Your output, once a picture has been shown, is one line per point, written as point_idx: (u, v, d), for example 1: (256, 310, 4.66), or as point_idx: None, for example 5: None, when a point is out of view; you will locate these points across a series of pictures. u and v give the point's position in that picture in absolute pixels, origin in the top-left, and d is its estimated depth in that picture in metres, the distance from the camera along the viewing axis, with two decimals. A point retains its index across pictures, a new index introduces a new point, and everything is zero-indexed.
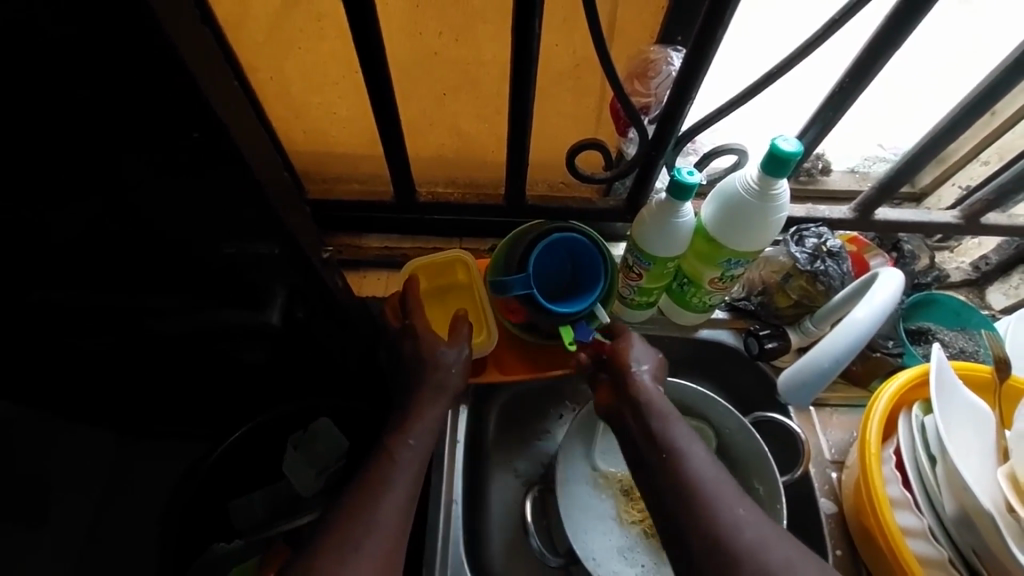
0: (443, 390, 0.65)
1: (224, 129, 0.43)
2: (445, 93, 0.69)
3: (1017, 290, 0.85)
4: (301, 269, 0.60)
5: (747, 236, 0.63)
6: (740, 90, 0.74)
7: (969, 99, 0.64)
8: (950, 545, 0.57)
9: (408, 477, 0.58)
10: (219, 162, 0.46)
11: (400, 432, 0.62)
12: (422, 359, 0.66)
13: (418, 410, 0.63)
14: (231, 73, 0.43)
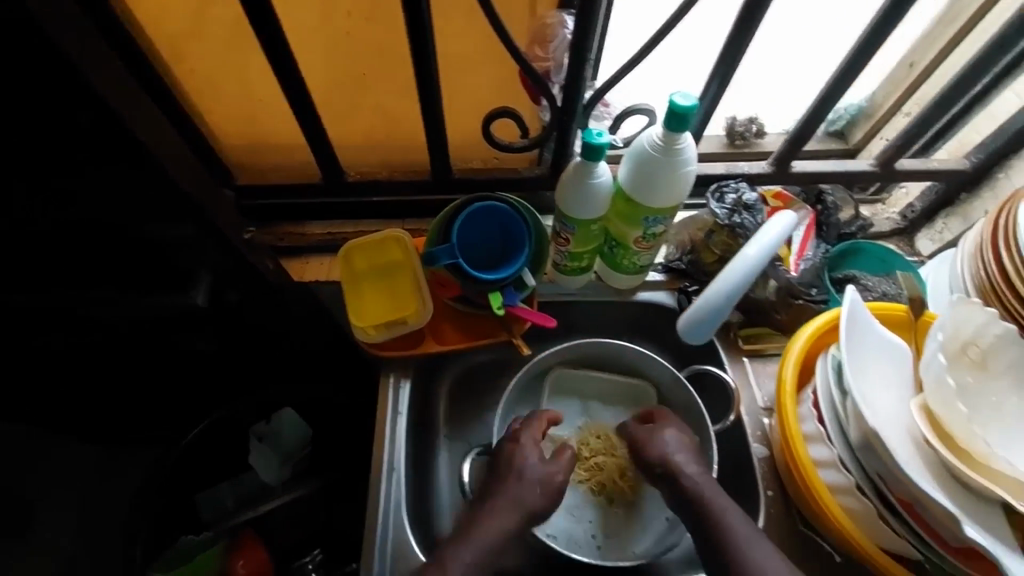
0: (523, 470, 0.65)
1: (107, 108, 0.43)
2: (365, 73, 0.70)
3: (942, 234, 0.87)
4: (225, 247, 0.61)
5: (657, 191, 0.65)
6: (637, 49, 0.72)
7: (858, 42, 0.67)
8: (861, 474, 0.59)
9: (498, 533, 0.60)
10: (114, 146, 0.47)
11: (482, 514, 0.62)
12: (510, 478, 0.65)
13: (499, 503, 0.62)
14: (112, 53, 0.44)
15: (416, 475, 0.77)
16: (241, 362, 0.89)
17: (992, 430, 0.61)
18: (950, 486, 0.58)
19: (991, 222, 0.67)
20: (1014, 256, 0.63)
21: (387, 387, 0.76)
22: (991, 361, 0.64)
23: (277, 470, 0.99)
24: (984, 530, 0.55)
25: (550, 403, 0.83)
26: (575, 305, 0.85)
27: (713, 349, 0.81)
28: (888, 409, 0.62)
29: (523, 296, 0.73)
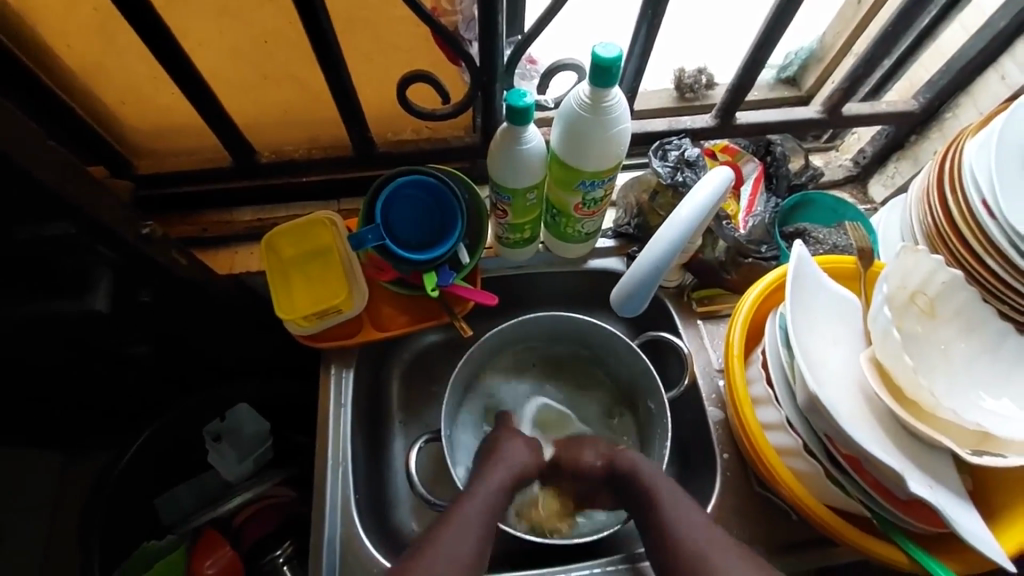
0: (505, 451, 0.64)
1: None
2: (266, 39, 0.63)
3: (893, 179, 0.85)
4: (116, 244, 0.58)
5: (589, 153, 0.60)
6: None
7: None
8: (809, 435, 0.58)
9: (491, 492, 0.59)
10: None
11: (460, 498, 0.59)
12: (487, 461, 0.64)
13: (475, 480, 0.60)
14: None
15: (368, 465, 0.74)
16: (179, 364, 0.84)
17: (938, 379, 0.60)
18: (900, 439, 0.57)
19: (938, 163, 0.65)
20: (959, 197, 0.61)
21: (328, 378, 0.72)
22: (939, 308, 0.62)
23: (236, 468, 0.92)
24: (932, 482, 0.55)
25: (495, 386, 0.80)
26: (525, 278, 0.81)
27: (667, 314, 0.78)
28: (837, 366, 0.60)
29: (461, 276, 0.70)
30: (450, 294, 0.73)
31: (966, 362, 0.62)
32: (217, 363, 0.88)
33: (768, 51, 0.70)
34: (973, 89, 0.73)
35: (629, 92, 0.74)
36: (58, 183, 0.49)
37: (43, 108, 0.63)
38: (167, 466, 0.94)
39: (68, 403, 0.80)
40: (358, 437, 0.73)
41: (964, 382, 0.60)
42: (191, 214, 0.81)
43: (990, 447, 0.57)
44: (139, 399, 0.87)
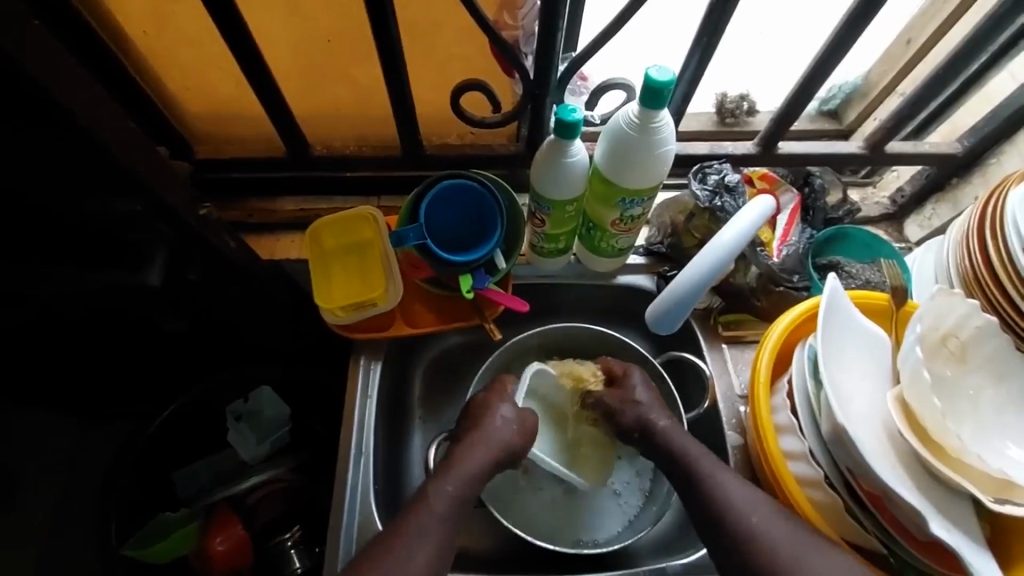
0: (481, 443, 0.63)
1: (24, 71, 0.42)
2: (330, 39, 0.66)
3: (931, 221, 0.85)
4: (174, 222, 0.61)
5: (634, 171, 0.62)
6: (611, 18, 0.67)
7: (850, 12, 0.63)
8: (830, 466, 0.58)
9: (478, 462, 0.61)
10: (31, 108, 0.45)
11: (435, 479, 0.60)
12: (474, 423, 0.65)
13: (454, 458, 0.61)
14: (26, 9, 0.42)
15: (387, 457, 0.76)
16: (211, 343, 0.87)
17: (965, 423, 0.60)
18: (921, 479, 0.57)
19: (980, 207, 0.65)
20: (1000, 245, 0.61)
21: (356, 368, 0.74)
22: (970, 353, 0.62)
23: (255, 449, 0.92)
24: (952, 526, 0.55)
25: None
26: (553, 288, 0.82)
27: (692, 335, 0.79)
28: (863, 401, 0.60)
29: (495, 280, 0.71)
30: (482, 297, 0.74)
31: (994, 409, 0.61)
32: (247, 346, 0.91)
33: (818, 83, 0.71)
34: (1020, 136, 0.73)
35: (675, 115, 0.75)
36: (131, 159, 0.52)
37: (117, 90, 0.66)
38: (189, 441, 0.96)
39: (106, 369, 0.83)
40: (380, 427, 0.74)
41: (990, 428, 0.60)
42: (240, 199, 0.85)
43: (1013, 497, 0.56)
44: (170, 372, 0.90)
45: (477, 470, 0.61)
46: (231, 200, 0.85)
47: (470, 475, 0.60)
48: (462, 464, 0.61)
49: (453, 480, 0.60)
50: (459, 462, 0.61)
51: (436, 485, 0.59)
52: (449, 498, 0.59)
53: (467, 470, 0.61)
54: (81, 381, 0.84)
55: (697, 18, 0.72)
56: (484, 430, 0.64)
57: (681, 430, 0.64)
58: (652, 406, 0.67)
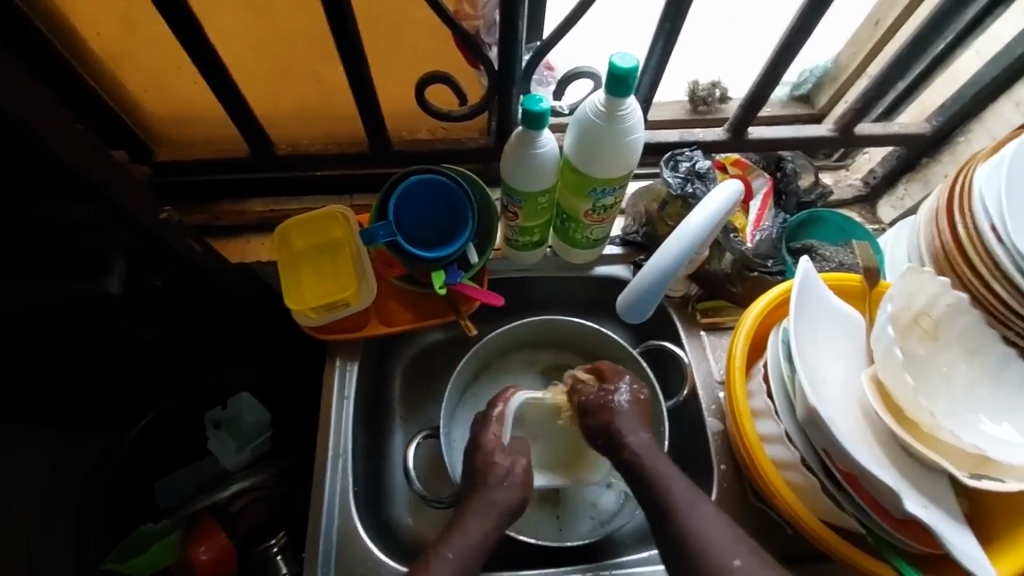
0: (486, 509, 0.60)
1: None
2: (290, 35, 0.64)
3: (903, 201, 0.85)
4: (134, 228, 0.59)
5: (603, 160, 0.61)
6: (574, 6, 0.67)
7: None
8: (807, 449, 0.58)
9: (478, 526, 0.59)
10: None
11: (439, 543, 0.58)
12: (478, 470, 0.63)
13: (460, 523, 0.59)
14: None
15: (367, 458, 0.75)
16: (184, 350, 0.85)
17: (938, 399, 0.60)
18: (896, 457, 0.57)
19: (948, 186, 0.65)
20: (968, 222, 0.61)
21: (332, 371, 0.73)
22: (943, 331, 0.62)
23: (235, 456, 0.90)
24: (928, 503, 0.55)
25: (487, 384, 0.80)
26: (530, 281, 0.81)
27: (670, 324, 0.79)
28: (838, 382, 0.60)
29: (469, 275, 0.71)
30: (457, 293, 0.73)
31: (967, 385, 0.62)
32: (223, 351, 0.89)
33: (784, 67, 0.71)
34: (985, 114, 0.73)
35: (643, 103, 0.75)
36: (84, 164, 0.51)
37: (71, 93, 0.64)
38: (168, 451, 0.94)
39: (77, 381, 0.81)
40: (359, 429, 0.73)
41: (964, 404, 0.61)
42: (207, 203, 0.83)
43: (988, 471, 0.57)
44: (143, 383, 0.88)
45: (479, 531, 0.58)
46: (198, 204, 0.83)
47: (471, 537, 0.58)
48: (463, 533, 0.58)
49: (455, 543, 0.57)
50: (460, 528, 0.58)
51: (438, 550, 0.57)
52: (449, 567, 0.56)
53: (467, 539, 0.58)
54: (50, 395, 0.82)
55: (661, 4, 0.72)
56: (477, 498, 0.61)
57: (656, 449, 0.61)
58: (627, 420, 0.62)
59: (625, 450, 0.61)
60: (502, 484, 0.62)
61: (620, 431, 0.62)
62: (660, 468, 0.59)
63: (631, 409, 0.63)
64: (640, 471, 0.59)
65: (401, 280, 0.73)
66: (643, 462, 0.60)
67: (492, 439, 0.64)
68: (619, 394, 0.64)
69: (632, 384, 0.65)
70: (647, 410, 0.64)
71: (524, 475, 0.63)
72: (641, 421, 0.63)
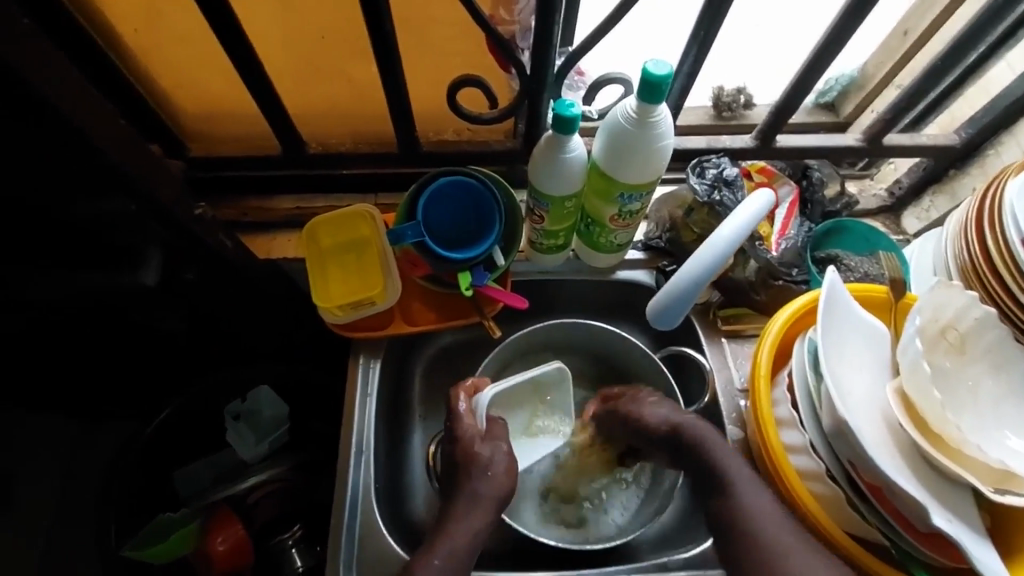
0: (478, 502, 0.62)
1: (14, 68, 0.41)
2: (324, 35, 0.65)
3: (929, 213, 0.85)
4: (168, 222, 0.60)
5: (632, 166, 0.61)
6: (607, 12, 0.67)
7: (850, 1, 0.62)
8: (832, 460, 0.58)
9: (471, 523, 0.60)
10: (24, 107, 0.44)
11: (426, 550, 0.59)
12: (465, 466, 0.63)
13: (449, 525, 0.60)
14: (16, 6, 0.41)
15: (388, 455, 0.75)
16: (208, 343, 0.86)
17: (964, 413, 0.60)
18: (921, 470, 0.57)
19: (978, 200, 0.65)
20: (998, 235, 0.60)
21: (356, 368, 0.74)
22: (969, 345, 0.62)
23: (254, 448, 0.91)
24: (952, 516, 0.55)
25: None
26: (552, 283, 0.82)
27: (692, 330, 0.79)
28: (863, 394, 0.60)
29: (494, 277, 0.71)
30: (481, 294, 0.74)
31: (993, 399, 0.62)
32: (246, 345, 0.90)
33: (815, 76, 0.71)
34: (1017, 127, 0.73)
35: (672, 109, 0.75)
36: (124, 158, 0.52)
37: (109, 89, 0.66)
38: (188, 442, 0.96)
39: (103, 370, 0.83)
40: (382, 427, 0.74)
41: (990, 419, 0.60)
42: (234, 198, 0.84)
43: (1014, 487, 0.56)
44: (167, 373, 0.89)
45: (472, 528, 0.60)
46: (226, 199, 0.84)
47: (468, 534, 0.60)
48: (449, 535, 0.59)
49: (445, 545, 0.59)
50: (450, 528, 0.60)
51: (425, 555, 0.58)
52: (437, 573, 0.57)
53: (453, 540, 0.59)
54: (77, 382, 0.83)
55: (694, 11, 0.72)
56: (464, 495, 0.62)
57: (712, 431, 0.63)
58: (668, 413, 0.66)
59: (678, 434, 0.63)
60: (483, 474, 0.63)
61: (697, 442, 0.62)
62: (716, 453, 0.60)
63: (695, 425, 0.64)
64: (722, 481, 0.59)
65: (426, 279, 0.73)
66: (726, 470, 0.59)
67: (470, 429, 0.66)
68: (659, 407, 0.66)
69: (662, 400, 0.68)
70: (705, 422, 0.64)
71: (505, 461, 0.65)
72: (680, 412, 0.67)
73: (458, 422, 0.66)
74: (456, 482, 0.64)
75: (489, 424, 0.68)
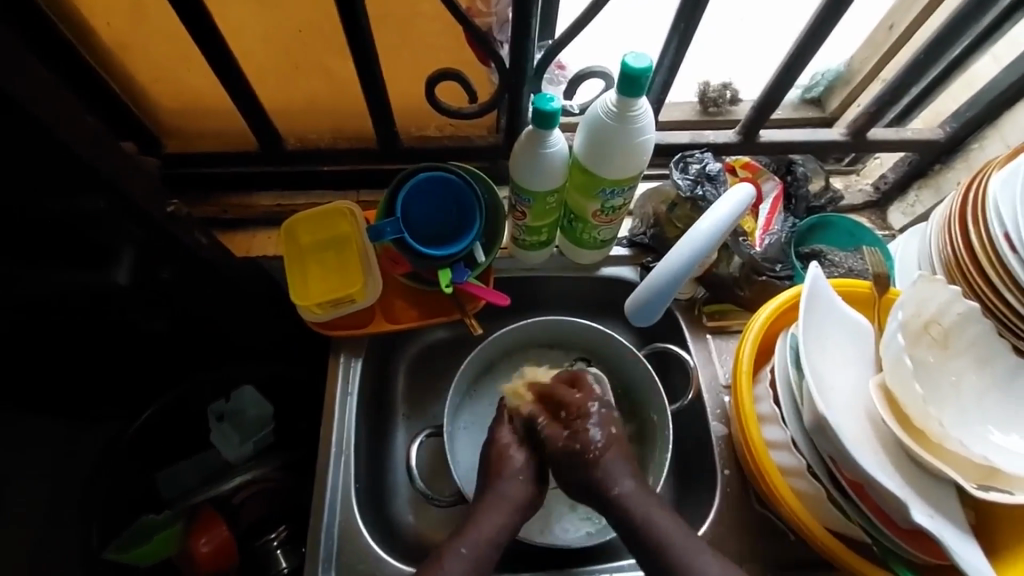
0: (505, 500, 0.60)
1: None
2: (301, 29, 0.64)
3: (914, 208, 0.85)
4: (142, 220, 0.59)
5: (613, 161, 0.61)
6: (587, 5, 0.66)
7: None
8: (814, 456, 0.58)
9: (497, 518, 0.58)
10: None
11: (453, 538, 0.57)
12: (494, 465, 0.63)
13: (476, 516, 0.58)
14: None
15: (370, 454, 0.75)
16: (189, 343, 0.85)
17: (947, 408, 0.59)
18: (903, 466, 0.57)
19: (961, 195, 0.64)
20: (981, 230, 0.60)
21: (337, 366, 0.73)
22: (952, 339, 0.62)
23: (238, 449, 0.90)
24: (934, 512, 0.55)
25: (492, 382, 0.79)
26: (536, 280, 0.81)
27: (676, 327, 0.78)
28: (845, 390, 0.60)
29: (476, 274, 0.70)
30: (463, 291, 0.73)
31: (976, 395, 0.61)
32: (228, 344, 0.89)
33: (798, 71, 0.70)
34: (1001, 122, 0.73)
35: (655, 103, 0.74)
36: (95, 155, 0.50)
37: (81, 85, 0.64)
38: (171, 443, 0.94)
39: (81, 371, 0.81)
40: (363, 425, 0.73)
41: (974, 414, 0.60)
42: (214, 195, 0.83)
43: (996, 483, 0.56)
44: (147, 374, 0.88)
45: (500, 524, 0.58)
46: (205, 197, 0.83)
47: (496, 527, 0.58)
48: (477, 525, 0.58)
49: (471, 536, 0.57)
50: (477, 519, 0.58)
51: (452, 544, 0.56)
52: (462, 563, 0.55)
53: (481, 531, 0.57)
54: (56, 384, 0.82)
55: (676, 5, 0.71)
56: (494, 491, 0.61)
57: (646, 494, 0.59)
58: (613, 464, 0.60)
59: (618, 491, 0.59)
60: (517, 476, 0.62)
61: (606, 481, 0.59)
62: (655, 518, 0.57)
63: (610, 448, 0.61)
64: (630, 516, 0.57)
65: (405, 276, 0.72)
66: (633, 508, 0.58)
67: (507, 435, 0.64)
68: (594, 425, 0.61)
69: (602, 412, 0.63)
70: (624, 445, 0.62)
71: (539, 467, 0.63)
72: (624, 458, 0.61)
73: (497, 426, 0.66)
74: (484, 481, 0.63)
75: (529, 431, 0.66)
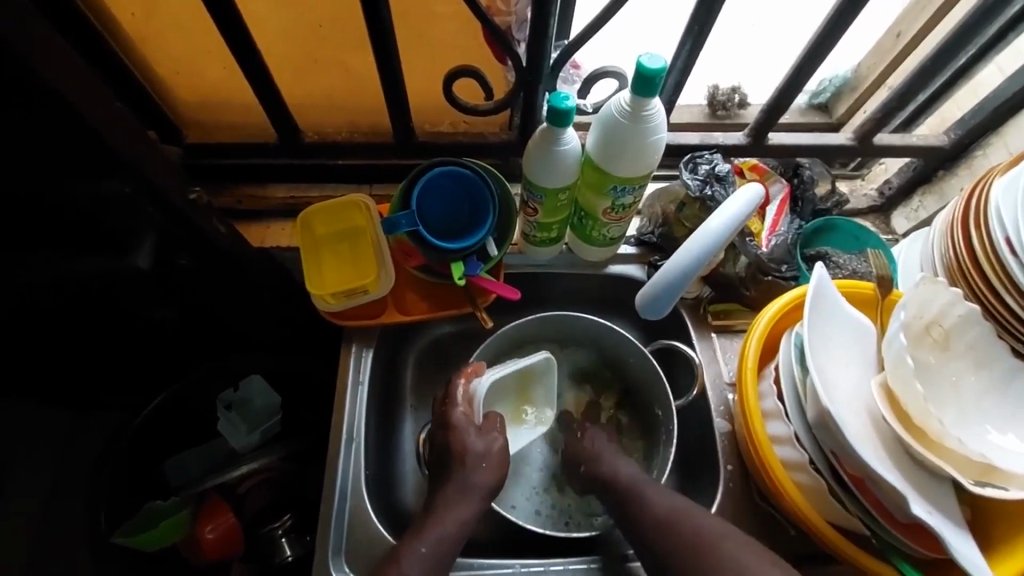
0: (467, 491, 0.62)
1: (13, 47, 0.41)
2: (322, 24, 0.65)
3: (918, 213, 0.86)
4: (162, 205, 0.60)
5: (627, 160, 0.62)
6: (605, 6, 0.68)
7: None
8: (816, 451, 0.59)
9: (458, 514, 0.61)
10: (23, 88, 0.45)
11: (413, 537, 0.59)
12: (453, 456, 0.64)
13: (438, 514, 0.61)
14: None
15: (378, 443, 0.76)
16: (200, 331, 0.86)
17: (947, 407, 0.61)
18: (904, 463, 0.58)
19: (964, 200, 0.66)
20: (983, 234, 0.62)
21: (348, 356, 0.74)
22: (953, 340, 0.63)
23: (243, 438, 0.90)
24: (932, 508, 0.56)
25: None
26: (545, 276, 0.82)
27: (682, 324, 0.80)
28: (848, 388, 0.61)
29: (487, 268, 0.71)
30: (474, 285, 0.75)
31: (976, 396, 0.63)
32: (239, 334, 0.90)
33: (806, 74, 0.72)
34: (1004, 129, 0.74)
35: (666, 104, 0.76)
36: (120, 141, 0.52)
37: (106, 73, 0.66)
38: (180, 430, 0.95)
39: (95, 356, 0.83)
40: (372, 414, 0.75)
41: (972, 413, 0.62)
42: (229, 185, 0.84)
43: (994, 480, 0.57)
44: (159, 361, 0.89)
45: (458, 519, 0.60)
46: (222, 187, 0.84)
47: (455, 517, 0.60)
48: (439, 521, 0.60)
49: (433, 534, 0.59)
50: (441, 516, 0.61)
51: (410, 545, 0.59)
52: (422, 561, 0.58)
53: (442, 529, 0.60)
54: (67, 368, 0.83)
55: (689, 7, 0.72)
56: (454, 484, 0.62)
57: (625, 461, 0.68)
58: (600, 440, 0.71)
59: (590, 465, 0.69)
60: (479, 464, 0.63)
61: (592, 451, 0.70)
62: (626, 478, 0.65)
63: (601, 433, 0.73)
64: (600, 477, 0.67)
65: (418, 267, 0.73)
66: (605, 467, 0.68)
67: (464, 418, 0.66)
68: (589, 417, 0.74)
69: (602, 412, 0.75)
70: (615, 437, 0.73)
71: (501, 453, 0.65)
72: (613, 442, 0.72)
73: (452, 408, 0.66)
74: (445, 472, 0.64)
75: (485, 418, 0.67)
